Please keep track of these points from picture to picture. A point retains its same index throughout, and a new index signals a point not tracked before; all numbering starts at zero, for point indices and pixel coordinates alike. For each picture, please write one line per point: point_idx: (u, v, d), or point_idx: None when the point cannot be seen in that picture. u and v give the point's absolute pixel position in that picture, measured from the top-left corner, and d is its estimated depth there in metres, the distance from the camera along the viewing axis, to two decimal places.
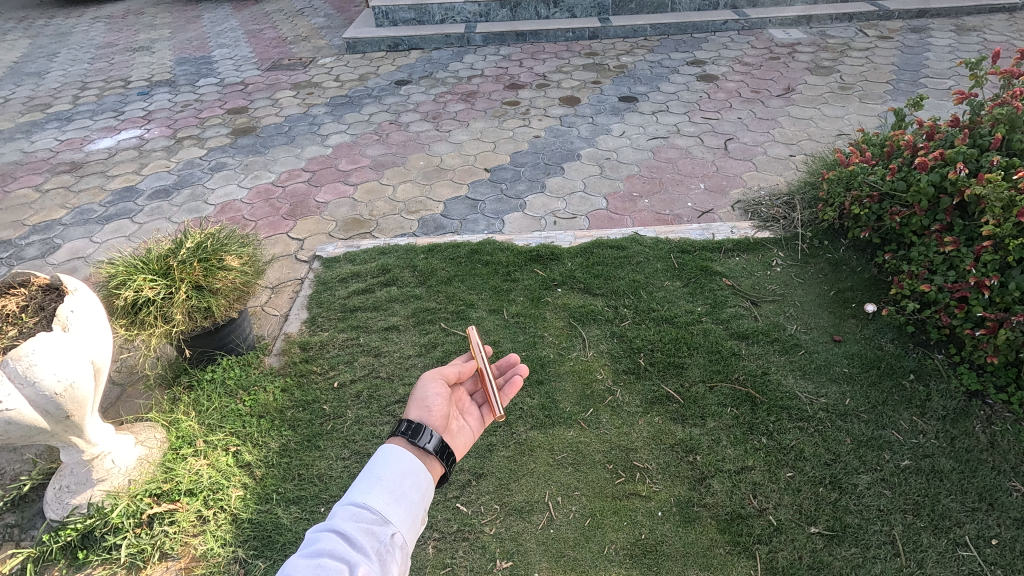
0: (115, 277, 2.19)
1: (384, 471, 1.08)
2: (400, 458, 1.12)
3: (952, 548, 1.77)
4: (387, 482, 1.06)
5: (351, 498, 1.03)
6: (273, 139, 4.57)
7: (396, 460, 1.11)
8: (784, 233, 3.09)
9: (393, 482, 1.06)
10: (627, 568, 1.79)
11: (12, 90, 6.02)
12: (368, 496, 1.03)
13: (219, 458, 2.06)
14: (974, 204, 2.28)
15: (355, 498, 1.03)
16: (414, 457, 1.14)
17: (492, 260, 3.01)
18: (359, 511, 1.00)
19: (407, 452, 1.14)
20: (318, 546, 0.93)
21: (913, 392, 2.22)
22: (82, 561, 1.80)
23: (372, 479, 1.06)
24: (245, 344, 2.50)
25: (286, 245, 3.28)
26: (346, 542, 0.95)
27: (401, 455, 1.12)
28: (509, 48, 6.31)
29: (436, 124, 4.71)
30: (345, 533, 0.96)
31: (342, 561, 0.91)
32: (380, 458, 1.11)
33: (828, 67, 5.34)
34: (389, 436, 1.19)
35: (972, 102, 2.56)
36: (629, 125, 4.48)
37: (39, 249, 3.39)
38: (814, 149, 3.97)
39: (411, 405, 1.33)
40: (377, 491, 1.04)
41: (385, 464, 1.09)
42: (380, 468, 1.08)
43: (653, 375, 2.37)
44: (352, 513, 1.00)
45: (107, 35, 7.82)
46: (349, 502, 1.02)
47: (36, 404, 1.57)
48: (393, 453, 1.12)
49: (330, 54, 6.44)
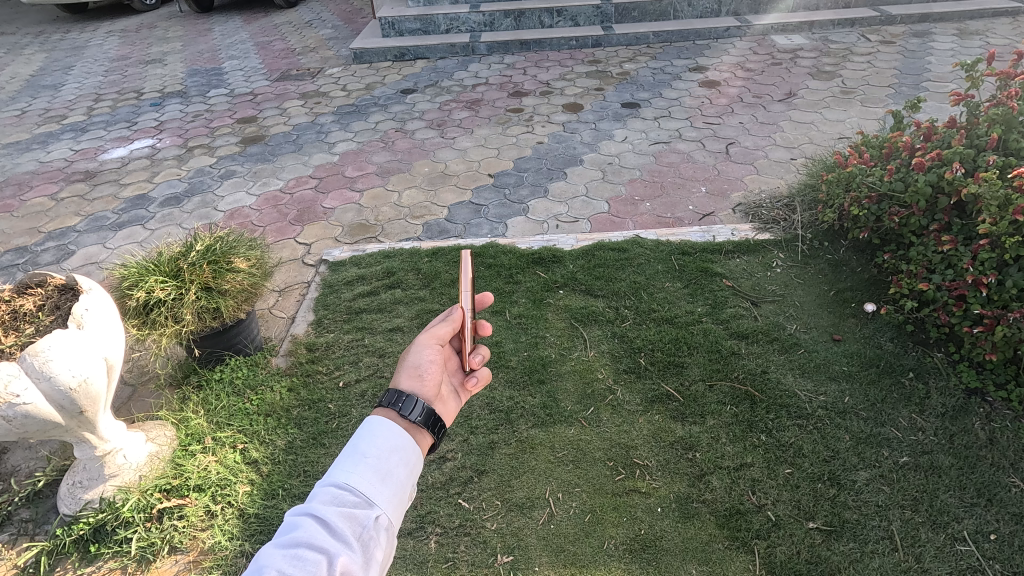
0: (127, 278, 2.26)
1: (369, 449, 1.08)
2: (386, 430, 1.12)
3: (951, 543, 1.78)
4: (371, 462, 1.06)
5: (333, 478, 1.02)
6: (281, 147, 4.66)
7: (383, 433, 1.11)
8: (784, 235, 3.12)
9: (378, 462, 1.06)
10: (627, 562, 1.81)
11: (29, 102, 6.18)
12: (350, 478, 1.03)
13: (227, 455, 2.11)
14: (972, 204, 2.30)
15: (337, 478, 1.02)
16: (401, 429, 1.13)
17: (494, 263, 3.06)
18: (341, 494, 1.01)
19: (394, 425, 1.13)
20: (296, 534, 0.94)
21: (913, 390, 2.23)
22: (93, 554, 1.85)
23: (355, 458, 1.06)
24: (253, 345, 2.55)
25: (293, 250, 3.34)
26: (325, 529, 0.96)
27: (388, 427, 1.12)
28: (514, 57, 6.40)
29: (441, 131, 4.78)
30: (325, 520, 0.97)
31: (320, 551, 0.93)
32: (365, 432, 1.11)
33: (830, 71, 5.37)
34: (375, 409, 1.17)
35: (969, 103, 2.58)
36: (631, 131, 4.53)
37: (54, 256, 3.47)
38: (815, 152, 4.00)
39: (402, 372, 1.28)
40: (361, 471, 1.04)
41: (370, 441, 1.09)
42: (364, 445, 1.08)
43: (652, 374, 2.40)
44: (333, 496, 1.00)
45: (121, 49, 8.00)
46: (331, 482, 1.02)
47: (52, 399, 1.63)
48: (379, 425, 1.12)
49: (338, 64, 6.56)
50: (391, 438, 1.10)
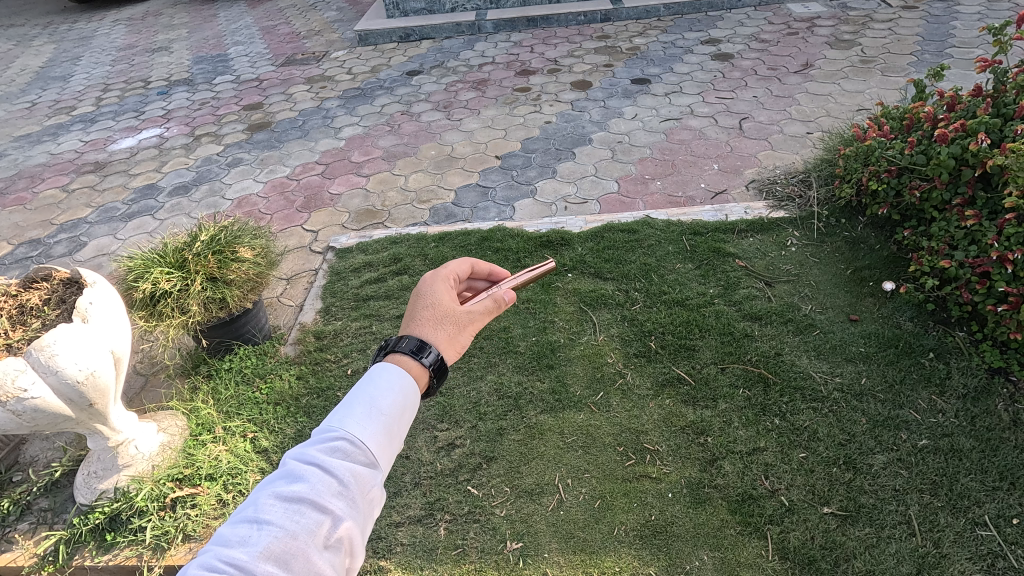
0: (133, 270, 2.26)
1: (383, 404, 1.04)
2: (403, 387, 1.08)
3: (971, 528, 1.74)
4: (385, 420, 1.03)
5: (342, 432, 0.98)
6: (287, 133, 4.63)
7: (397, 390, 1.07)
8: (799, 212, 3.03)
9: (389, 423, 1.03)
10: (638, 548, 1.79)
11: (40, 94, 6.20)
12: (361, 432, 0.99)
13: (237, 444, 2.12)
14: (997, 175, 2.19)
15: (348, 431, 0.99)
16: (418, 390, 1.11)
17: (502, 247, 3.01)
18: (351, 451, 0.97)
19: (416, 387, 1.11)
20: (300, 487, 0.90)
21: (933, 370, 2.16)
22: (109, 542, 1.87)
23: (367, 413, 1.02)
24: (261, 334, 2.56)
25: (300, 238, 3.33)
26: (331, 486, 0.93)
27: (407, 381, 1.09)
28: (520, 35, 6.28)
29: (447, 112, 4.71)
30: (332, 476, 0.93)
31: (324, 511, 0.89)
32: (379, 381, 1.07)
33: (849, 40, 5.18)
34: (402, 354, 1.13)
35: (996, 70, 2.45)
36: (641, 108, 4.42)
37: (67, 247, 3.50)
38: (832, 126, 3.87)
39: (445, 343, 1.19)
40: (372, 429, 1.00)
41: (385, 395, 1.05)
42: (377, 397, 1.05)
43: (663, 358, 2.36)
44: (341, 452, 0.97)
45: (127, 38, 7.98)
46: (340, 435, 0.98)
47: (60, 393, 1.64)
48: (400, 377, 1.09)
49: (343, 47, 6.47)
50: (404, 397, 1.07)
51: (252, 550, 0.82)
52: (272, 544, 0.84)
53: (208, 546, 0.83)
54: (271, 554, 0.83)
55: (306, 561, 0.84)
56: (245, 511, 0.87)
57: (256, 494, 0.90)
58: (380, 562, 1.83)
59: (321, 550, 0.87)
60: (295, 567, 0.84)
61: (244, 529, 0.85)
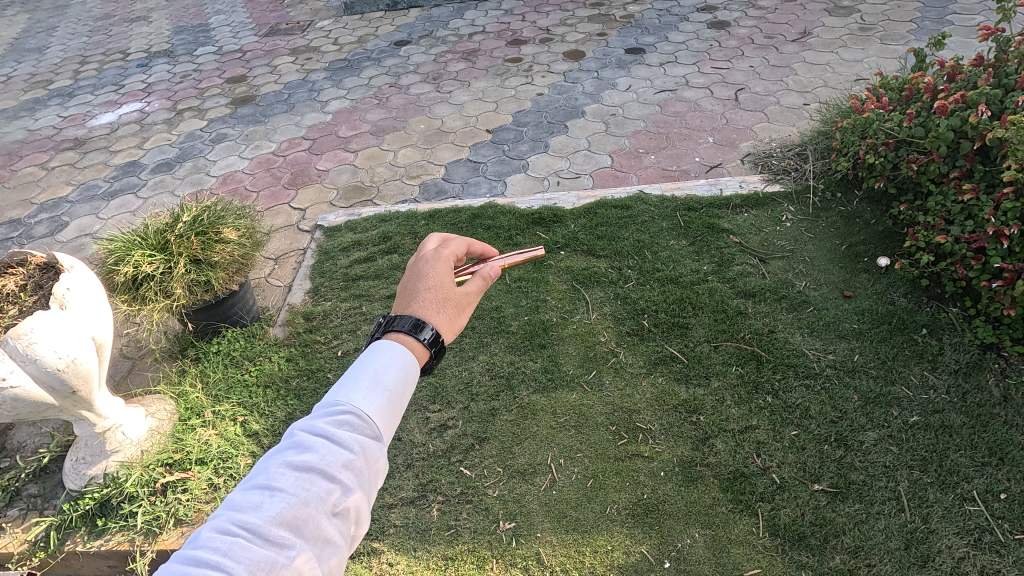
0: (113, 253, 2.20)
1: (388, 379, 1.01)
2: (406, 365, 1.04)
3: (959, 503, 1.75)
4: (389, 393, 0.99)
5: (348, 403, 0.95)
6: (272, 107, 4.50)
7: (400, 365, 1.03)
8: (795, 186, 2.98)
9: (394, 397, 1.00)
10: (630, 527, 1.80)
11: (15, 67, 5.99)
12: (367, 406, 0.96)
13: (226, 428, 2.10)
14: (996, 148, 2.15)
15: (353, 403, 0.95)
16: (417, 367, 1.07)
17: (494, 224, 2.96)
18: (357, 422, 0.94)
19: (417, 363, 1.07)
20: (308, 457, 0.88)
21: (926, 346, 2.16)
22: (101, 528, 1.85)
23: (372, 387, 0.98)
24: (249, 316, 2.53)
25: (288, 216, 3.27)
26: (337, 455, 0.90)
27: (409, 358, 1.06)
28: (512, 2, 6.09)
29: (436, 84, 4.59)
30: (339, 445, 0.90)
31: (332, 480, 0.87)
32: (382, 357, 1.03)
33: (848, 6, 5.05)
34: (400, 334, 1.08)
35: (999, 38, 2.38)
36: (635, 78, 4.32)
37: (48, 228, 3.42)
38: (829, 96, 3.79)
39: (447, 322, 1.15)
40: (378, 402, 0.97)
41: (390, 368, 1.02)
42: (381, 371, 1.01)
43: (656, 337, 2.34)
44: (348, 423, 0.93)
45: (103, 7, 7.70)
46: (346, 406, 0.95)
47: (40, 381, 1.60)
48: (403, 355, 1.05)
49: (328, 16, 6.26)
50: (405, 372, 1.03)
51: (265, 515, 0.81)
52: (283, 511, 0.82)
53: (220, 510, 0.82)
54: (284, 520, 0.82)
55: (316, 526, 0.83)
56: (256, 478, 0.85)
57: (265, 462, 0.88)
58: (373, 544, 1.84)
59: (330, 517, 0.85)
60: (305, 533, 0.82)
61: (255, 495, 0.83)
